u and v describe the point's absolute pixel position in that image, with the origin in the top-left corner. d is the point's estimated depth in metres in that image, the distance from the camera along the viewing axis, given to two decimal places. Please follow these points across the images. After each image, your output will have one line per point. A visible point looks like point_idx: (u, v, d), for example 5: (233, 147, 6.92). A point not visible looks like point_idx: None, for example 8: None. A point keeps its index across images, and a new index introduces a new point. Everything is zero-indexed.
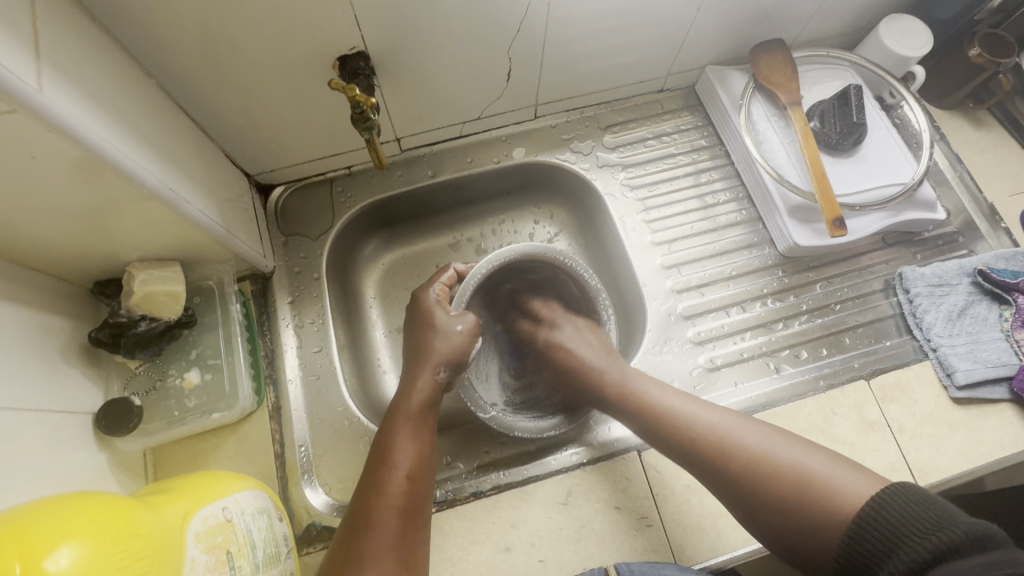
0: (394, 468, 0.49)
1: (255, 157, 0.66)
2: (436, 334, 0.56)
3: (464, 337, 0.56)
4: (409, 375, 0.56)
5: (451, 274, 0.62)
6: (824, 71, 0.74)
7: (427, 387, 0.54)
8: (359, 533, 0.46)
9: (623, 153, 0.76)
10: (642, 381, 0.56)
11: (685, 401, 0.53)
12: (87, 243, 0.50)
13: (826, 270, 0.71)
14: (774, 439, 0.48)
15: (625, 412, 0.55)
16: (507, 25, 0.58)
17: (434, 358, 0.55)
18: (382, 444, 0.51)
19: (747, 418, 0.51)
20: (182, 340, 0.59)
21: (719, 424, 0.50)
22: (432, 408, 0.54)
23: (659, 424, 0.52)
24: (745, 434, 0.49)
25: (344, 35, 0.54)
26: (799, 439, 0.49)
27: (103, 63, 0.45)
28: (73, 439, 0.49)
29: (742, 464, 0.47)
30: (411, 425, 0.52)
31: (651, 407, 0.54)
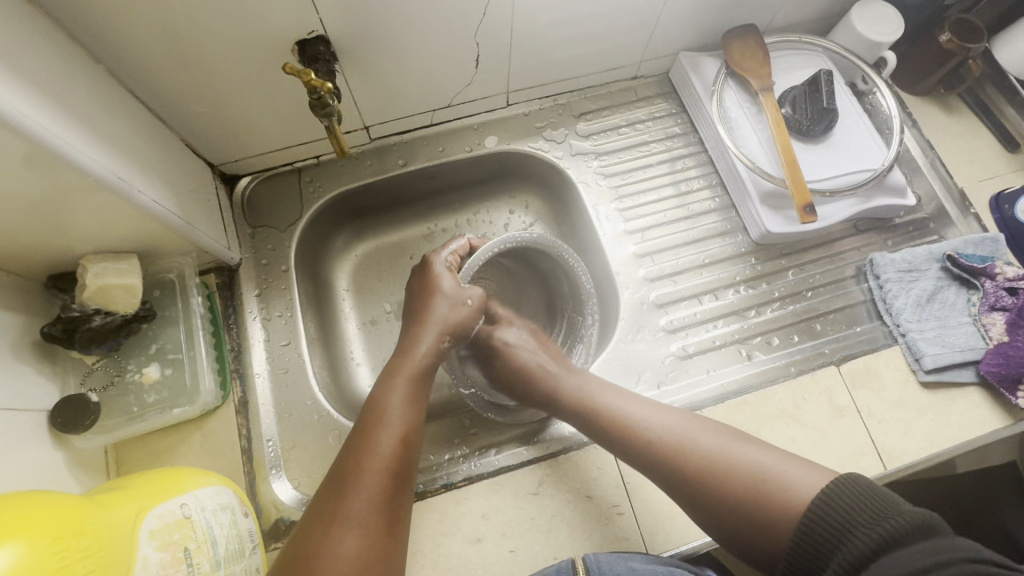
0: (389, 426, 0.47)
1: (218, 146, 0.64)
2: (444, 301, 0.56)
3: (471, 310, 0.58)
4: (410, 337, 0.55)
5: (463, 244, 0.62)
6: (797, 58, 0.74)
7: (431, 348, 0.54)
8: (344, 491, 0.43)
9: (597, 141, 0.76)
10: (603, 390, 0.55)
11: (643, 408, 0.53)
12: (35, 236, 0.48)
13: (799, 257, 0.71)
14: (721, 439, 0.49)
15: (574, 417, 0.55)
16: (473, 8, 0.57)
17: (438, 323, 0.55)
18: (376, 402, 0.49)
19: (693, 421, 0.51)
20: (141, 335, 0.57)
21: (675, 432, 0.50)
22: (430, 372, 0.53)
23: (615, 433, 0.52)
24: (693, 438, 0.49)
25: (302, 19, 0.52)
26: (765, 443, 0.48)
27: (43, 44, 0.43)
28: (26, 437, 0.47)
29: (695, 471, 0.47)
30: (411, 384, 0.51)
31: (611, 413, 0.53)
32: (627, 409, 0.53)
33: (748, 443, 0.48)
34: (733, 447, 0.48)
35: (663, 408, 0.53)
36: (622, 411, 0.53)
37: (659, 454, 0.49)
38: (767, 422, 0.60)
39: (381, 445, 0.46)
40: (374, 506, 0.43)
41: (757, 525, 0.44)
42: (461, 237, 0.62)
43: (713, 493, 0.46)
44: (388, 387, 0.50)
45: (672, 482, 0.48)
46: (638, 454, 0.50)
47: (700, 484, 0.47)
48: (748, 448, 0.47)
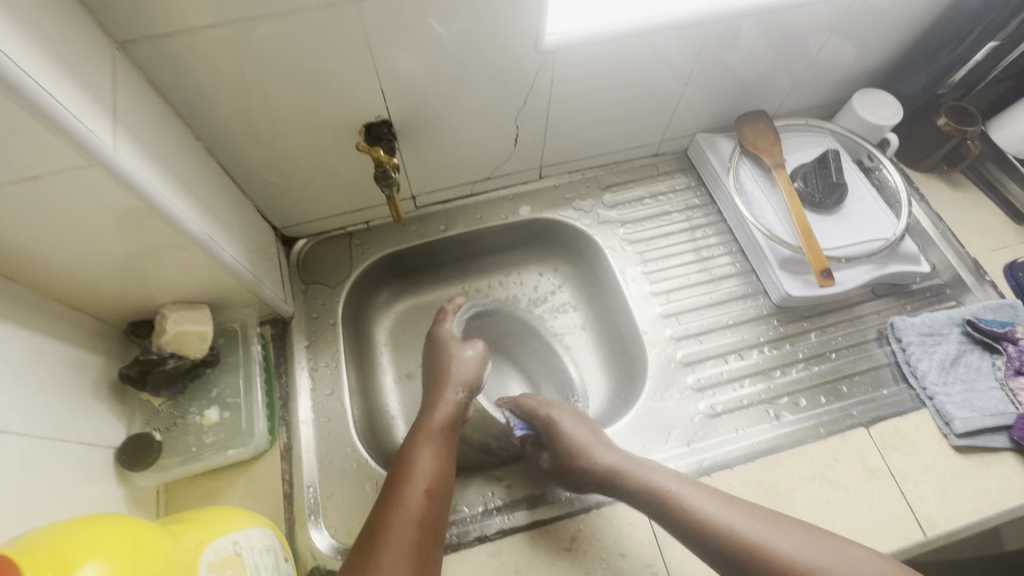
0: (416, 479, 0.51)
1: (283, 211, 0.72)
2: (452, 362, 0.64)
3: (477, 360, 0.64)
4: (431, 400, 0.61)
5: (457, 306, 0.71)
6: (804, 138, 0.81)
7: (452, 403, 0.60)
8: (376, 544, 0.45)
9: (622, 210, 0.82)
10: (660, 474, 0.56)
11: (707, 497, 0.53)
12: (127, 287, 0.54)
13: (821, 319, 0.74)
14: (801, 539, 0.48)
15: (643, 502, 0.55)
16: (515, 97, 0.66)
17: (456, 380, 0.62)
18: (404, 461, 0.53)
19: (770, 516, 0.51)
20: (204, 379, 0.62)
21: (727, 517, 0.51)
22: (453, 427, 0.58)
23: (683, 523, 0.52)
24: (772, 535, 0.49)
25: (371, 106, 0.61)
26: (792, 524, 0.50)
27: (165, 128, 0.51)
28: (94, 472, 0.51)
29: (752, 559, 0.48)
30: (438, 440, 0.56)
31: (666, 501, 0.53)
32: (695, 498, 0.53)
33: (782, 528, 0.49)
34: (775, 535, 0.49)
35: (715, 494, 0.53)
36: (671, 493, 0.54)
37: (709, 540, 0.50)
38: (800, 482, 0.61)
39: (408, 498, 0.49)
40: (407, 554, 0.45)
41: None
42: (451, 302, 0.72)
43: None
44: (416, 444, 0.55)
45: (726, 565, 0.49)
46: (692, 534, 0.51)
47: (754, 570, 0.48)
48: (785, 534, 0.49)
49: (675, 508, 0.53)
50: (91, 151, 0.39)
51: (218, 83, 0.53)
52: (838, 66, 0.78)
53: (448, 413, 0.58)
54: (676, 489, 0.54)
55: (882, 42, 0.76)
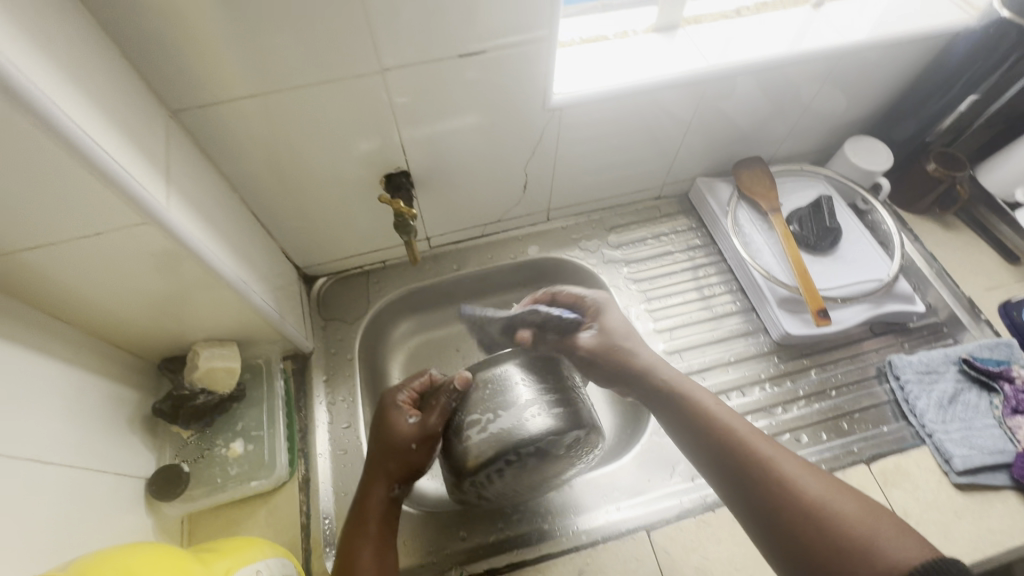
0: (372, 537, 0.55)
1: (306, 252, 0.77)
2: (391, 448, 0.58)
3: (415, 430, 0.58)
4: (362, 490, 0.58)
5: (424, 380, 0.64)
6: (799, 182, 0.85)
7: (411, 435, 0.58)
8: None
9: (626, 251, 0.86)
10: (698, 390, 0.57)
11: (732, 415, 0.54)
12: (166, 326, 0.59)
13: (820, 356, 0.76)
14: (813, 477, 0.48)
15: (665, 408, 0.58)
16: (524, 149, 0.71)
17: (389, 471, 0.58)
18: (347, 559, 0.53)
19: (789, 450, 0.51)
20: (231, 413, 0.66)
21: (753, 440, 0.51)
22: (392, 518, 0.58)
23: (703, 429, 0.54)
24: (788, 463, 0.49)
25: (392, 158, 0.66)
26: (818, 468, 0.50)
27: (208, 183, 0.56)
28: (126, 503, 0.54)
29: (764, 477, 0.49)
30: (396, 476, 0.58)
31: (698, 408, 0.55)
32: (722, 415, 0.54)
33: (808, 468, 0.49)
34: (796, 466, 0.49)
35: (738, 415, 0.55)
36: (703, 408, 0.55)
37: (728, 456, 0.51)
38: None
39: None
40: None
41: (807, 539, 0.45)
42: (424, 373, 0.65)
43: (772, 494, 0.48)
44: (375, 480, 0.58)
45: (734, 478, 0.50)
46: (713, 445, 0.52)
47: (759, 486, 0.49)
48: (812, 472, 0.49)
49: (703, 419, 0.54)
50: (149, 211, 0.44)
51: (256, 142, 0.58)
52: (830, 114, 0.82)
53: (410, 445, 0.58)
54: (709, 403, 0.56)
55: (869, 94, 0.80)
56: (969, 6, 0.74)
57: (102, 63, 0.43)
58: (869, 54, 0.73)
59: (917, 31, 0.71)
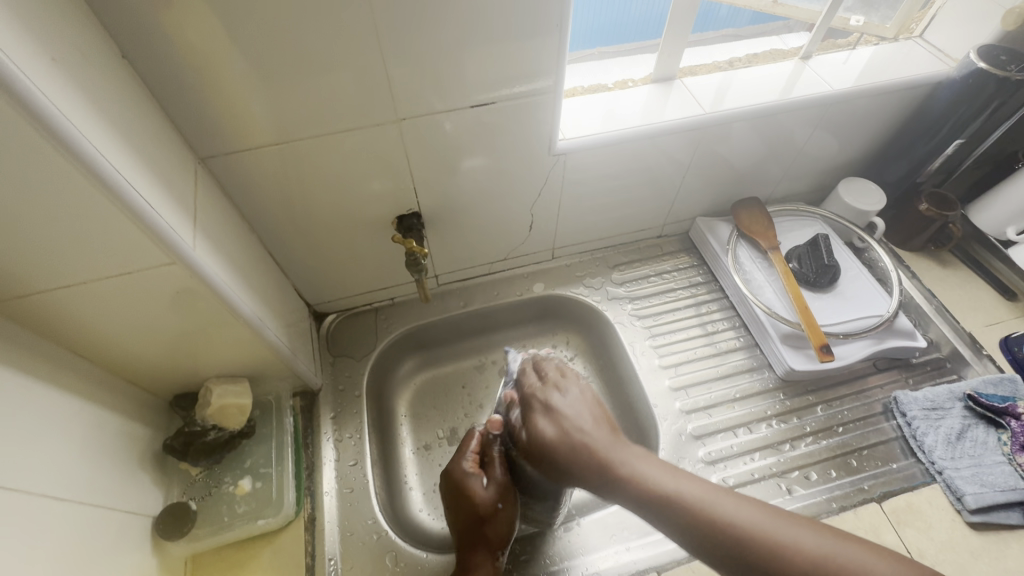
0: None
1: (318, 290, 0.79)
2: (484, 518, 0.59)
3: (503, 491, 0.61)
4: (462, 563, 0.58)
5: (478, 440, 0.65)
6: (796, 222, 0.88)
7: (492, 497, 0.60)
8: None
9: (630, 288, 0.88)
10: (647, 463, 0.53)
11: (650, 464, 0.53)
12: (182, 364, 0.60)
13: (826, 392, 0.77)
14: (752, 509, 0.48)
15: (587, 481, 0.54)
16: (531, 190, 0.74)
17: (489, 540, 0.59)
18: None
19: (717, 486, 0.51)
20: (239, 450, 0.66)
21: (727, 506, 0.48)
22: None
23: (635, 496, 0.51)
24: (726, 504, 0.49)
25: (404, 201, 0.69)
26: (796, 515, 0.48)
27: (230, 225, 0.59)
28: (133, 542, 0.54)
29: (758, 551, 0.46)
30: (498, 542, 0.59)
31: (652, 486, 0.51)
32: (642, 469, 0.53)
33: (738, 497, 0.50)
34: (776, 521, 0.47)
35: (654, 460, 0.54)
36: (659, 484, 0.51)
37: (708, 529, 0.48)
38: None
39: None
40: None
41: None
42: (474, 433, 0.66)
43: (761, 560, 0.45)
44: (484, 552, 0.58)
45: (730, 553, 0.47)
46: (693, 527, 0.48)
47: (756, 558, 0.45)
48: (775, 517, 0.47)
49: (668, 497, 0.50)
50: (177, 251, 0.46)
51: (278, 187, 0.61)
52: (822, 156, 0.86)
53: (495, 506, 0.60)
54: (623, 460, 0.54)
55: (859, 137, 0.84)
56: (948, 58, 0.79)
57: (142, 115, 0.46)
58: (857, 101, 0.77)
59: (900, 81, 0.76)
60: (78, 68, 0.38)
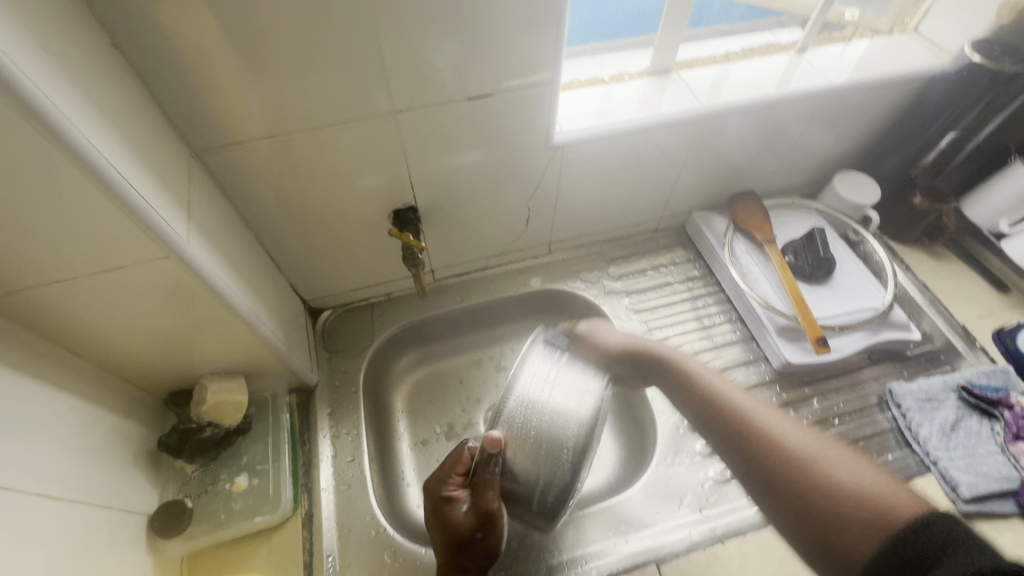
0: None
1: (314, 286, 0.78)
2: (461, 544, 0.56)
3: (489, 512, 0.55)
4: None
5: (467, 459, 0.60)
6: (792, 216, 0.88)
7: (472, 525, 0.56)
8: None
9: (627, 282, 0.88)
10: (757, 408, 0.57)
11: (746, 396, 0.59)
12: (176, 360, 0.59)
13: (821, 385, 0.77)
14: (790, 425, 0.54)
15: (675, 389, 0.65)
16: (528, 184, 0.73)
17: (461, 569, 0.56)
18: None
19: (782, 412, 0.57)
20: (235, 447, 0.66)
21: (775, 425, 0.55)
22: None
23: (701, 395, 0.62)
24: (770, 419, 0.56)
25: (400, 195, 0.68)
26: (836, 441, 0.53)
27: (224, 220, 0.58)
28: (127, 541, 0.53)
29: (774, 455, 0.52)
30: (475, 568, 0.57)
31: (721, 398, 0.60)
32: (737, 398, 0.59)
33: (789, 420, 0.55)
34: (827, 454, 0.51)
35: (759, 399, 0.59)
36: (739, 412, 0.58)
37: (748, 441, 0.55)
38: None
39: None
40: None
41: (815, 515, 0.47)
42: (465, 450, 0.61)
43: (771, 462, 0.52)
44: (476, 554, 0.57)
45: (743, 457, 0.55)
46: (728, 432, 0.57)
47: (772, 468, 0.52)
48: (807, 436, 0.53)
49: (730, 403, 0.59)
50: (170, 245, 0.45)
51: (272, 181, 0.60)
52: (817, 150, 0.86)
53: (474, 535, 0.56)
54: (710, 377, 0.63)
55: (855, 130, 0.84)
56: (942, 52, 0.79)
57: (134, 106, 0.45)
58: (853, 94, 0.77)
59: (895, 74, 0.76)
60: (67, 55, 0.37)
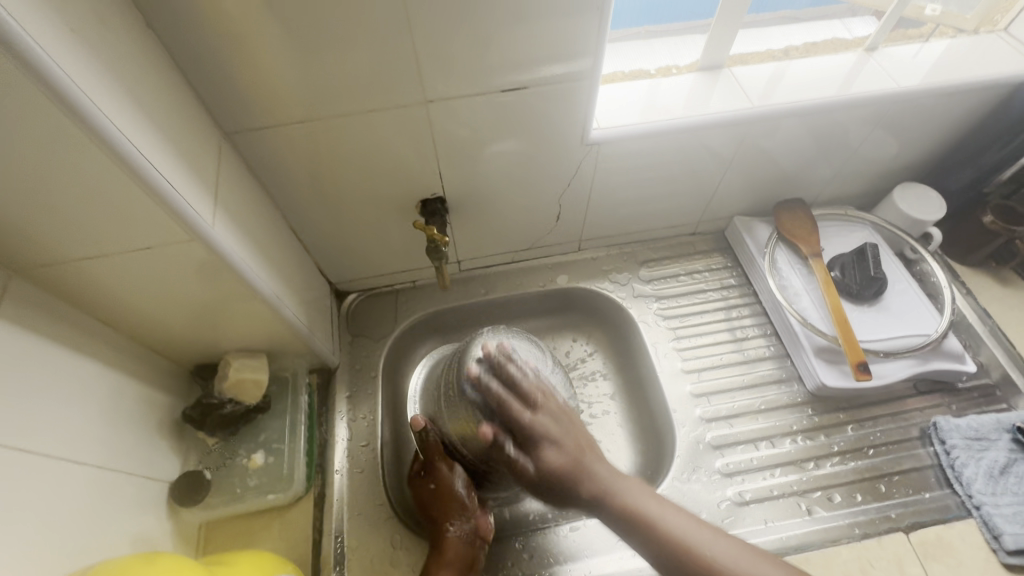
0: (452, 563, 0.58)
1: (340, 269, 0.79)
2: (423, 500, 0.63)
3: (447, 465, 0.63)
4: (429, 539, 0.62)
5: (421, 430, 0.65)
6: (843, 228, 0.82)
7: (422, 480, 0.64)
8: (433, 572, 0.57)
9: (658, 286, 0.84)
10: (636, 492, 0.54)
11: (660, 505, 0.54)
12: (201, 336, 0.61)
13: (858, 412, 0.72)
14: (712, 537, 0.52)
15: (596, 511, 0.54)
16: (561, 179, 0.71)
17: (438, 515, 0.61)
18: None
19: (692, 516, 0.54)
20: (254, 424, 0.67)
21: (682, 531, 0.52)
22: (467, 559, 0.59)
23: (640, 532, 0.52)
24: (695, 535, 0.52)
25: (430, 185, 0.67)
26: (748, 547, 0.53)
27: (252, 202, 0.58)
28: (148, 507, 0.56)
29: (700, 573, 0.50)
30: (446, 510, 0.61)
31: (663, 529, 0.52)
32: (644, 502, 0.53)
33: (696, 523, 0.53)
34: (726, 551, 0.51)
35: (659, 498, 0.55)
36: (647, 509, 0.53)
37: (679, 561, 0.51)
38: None
39: (450, 532, 0.60)
40: (463, 551, 0.59)
41: None
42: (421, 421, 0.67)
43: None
44: (448, 519, 0.61)
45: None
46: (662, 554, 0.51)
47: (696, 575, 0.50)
48: (710, 535, 0.52)
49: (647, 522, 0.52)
50: (192, 227, 0.45)
51: (301, 164, 0.60)
52: (877, 159, 0.80)
53: (428, 487, 0.63)
54: (623, 489, 0.53)
55: (924, 139, 0.77)
56: None
57: (165, 87, 0.45)
58: (924, 100, 0.70)
59: (976, 80, 0.68)
60: (99, 36, 0.37)
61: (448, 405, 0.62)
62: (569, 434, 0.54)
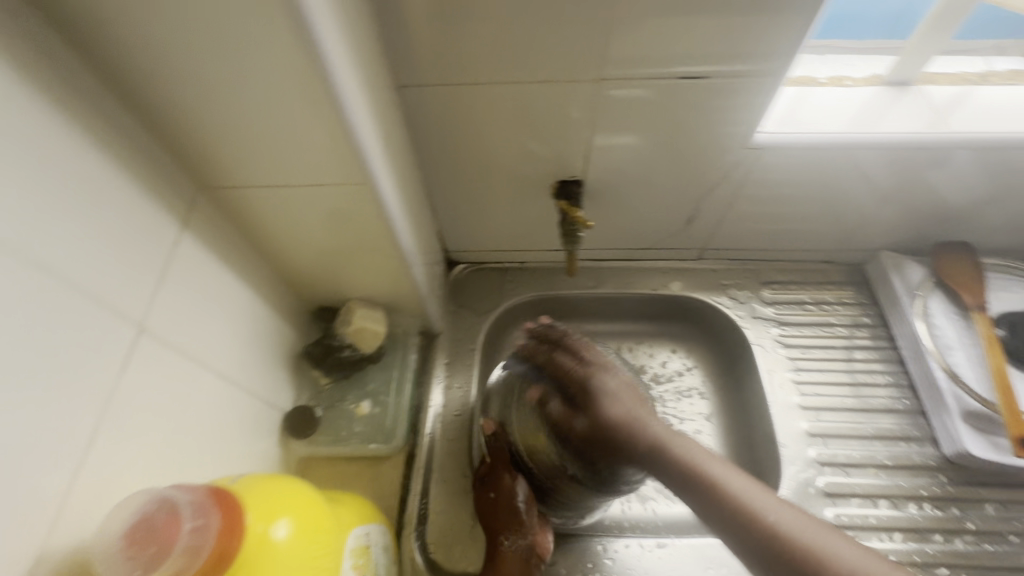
0: None
1: (457, 237, 0.79)
2: (482, 510, 0.58)
3: (512, 477, 0.57)
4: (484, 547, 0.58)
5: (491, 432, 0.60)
6: (1015, 283, 0.72)
7: (484, 488, 0.58)
8: None
9: (779, 310, 0.79)
10: (681, 441, 0.49)
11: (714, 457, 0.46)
12: (332, 279, 0.63)
13: (1000, 491, 0.64)
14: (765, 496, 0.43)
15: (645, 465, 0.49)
16: (705, 181, 0.67)
17: (494, 529, 0.57)
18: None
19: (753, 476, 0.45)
20: (362, 372, 0.69)
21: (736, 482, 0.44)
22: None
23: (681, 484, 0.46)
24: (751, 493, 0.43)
25: (570, 167, 0.66)
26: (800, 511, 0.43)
27: (405, 158, 0.59)
28: (263, 431, 0.58)
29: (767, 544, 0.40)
30: (504, 522, 0.56)
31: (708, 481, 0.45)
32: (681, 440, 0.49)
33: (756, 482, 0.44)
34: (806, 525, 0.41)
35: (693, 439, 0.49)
36: (693, 457, 0.47)
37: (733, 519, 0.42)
38: None
39: (505, 547, 0.56)
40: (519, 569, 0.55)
41: None
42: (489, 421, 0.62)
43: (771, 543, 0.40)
44: (505, 533, 0.56)
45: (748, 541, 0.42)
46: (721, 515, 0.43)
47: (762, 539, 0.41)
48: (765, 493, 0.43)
49: (691, 471, 0.46)
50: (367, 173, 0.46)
51: (455, 128, 0.60)
52: None
53: (489, 495, 0.58)
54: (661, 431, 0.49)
55: None
56: None
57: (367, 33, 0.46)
58: None
59: None
60: None
61: (516, 406, 0.58)
62: (625, 388, 0.53)
